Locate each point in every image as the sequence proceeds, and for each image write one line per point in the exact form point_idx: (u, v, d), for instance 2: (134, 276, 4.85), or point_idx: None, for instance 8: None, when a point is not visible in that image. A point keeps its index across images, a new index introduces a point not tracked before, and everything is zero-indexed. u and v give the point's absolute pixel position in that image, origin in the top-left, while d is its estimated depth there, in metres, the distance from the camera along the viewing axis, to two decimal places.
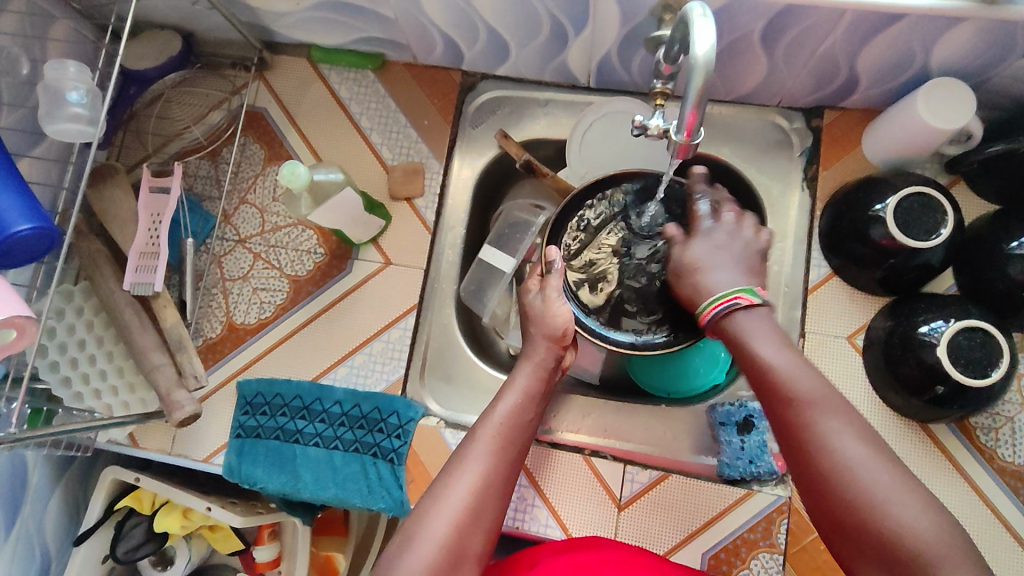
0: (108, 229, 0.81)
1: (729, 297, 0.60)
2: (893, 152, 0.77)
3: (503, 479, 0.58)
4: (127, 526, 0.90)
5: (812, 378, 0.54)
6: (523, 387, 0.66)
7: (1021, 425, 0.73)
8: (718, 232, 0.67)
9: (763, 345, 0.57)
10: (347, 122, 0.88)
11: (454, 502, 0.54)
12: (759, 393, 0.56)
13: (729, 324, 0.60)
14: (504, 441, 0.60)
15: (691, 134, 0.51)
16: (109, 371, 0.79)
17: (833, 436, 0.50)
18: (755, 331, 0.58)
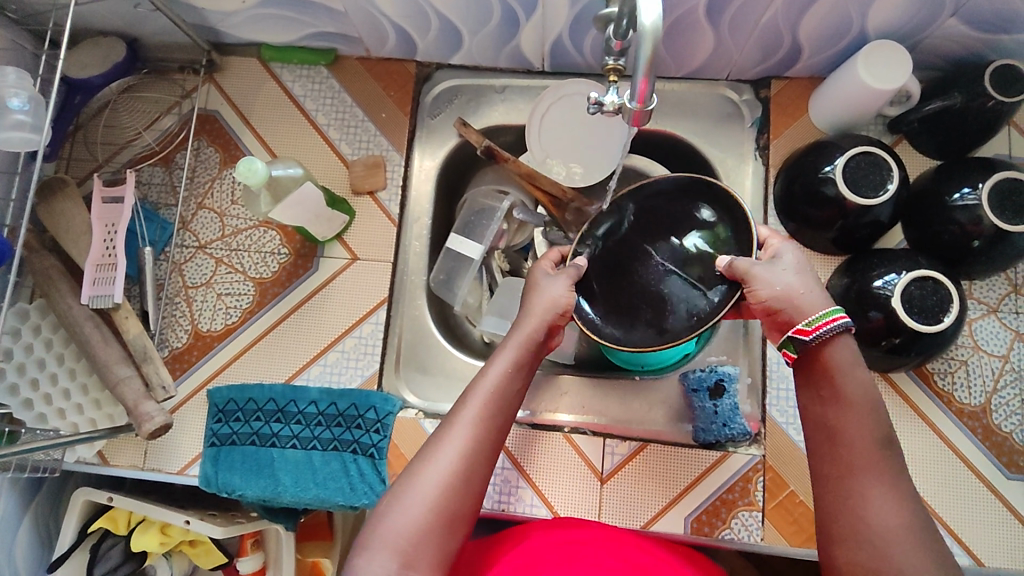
0: (61, 243, 0.79)
1: (830, 318, 0.55)
2: (838, 116, 0.80)
3: (491, 447, 0.56)
4: (104, 548, 0.88)
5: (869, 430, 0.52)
6: (520, 344, 0.61)
7: (974, 367, 0.77)
8: (784, 265, 0.59)
9: (858, 377, 0.54)
10: (302, 119, 0.87)
11: (439, 468, 0.54)
12: (824, 423, 0.54)
13: (826, 353, 0.55)
14: (495, 408, 0.57)
15: (645, 101, 0.53)
16: (73, 390, 0.77)
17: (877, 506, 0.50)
18: (847, 368, 0.55)
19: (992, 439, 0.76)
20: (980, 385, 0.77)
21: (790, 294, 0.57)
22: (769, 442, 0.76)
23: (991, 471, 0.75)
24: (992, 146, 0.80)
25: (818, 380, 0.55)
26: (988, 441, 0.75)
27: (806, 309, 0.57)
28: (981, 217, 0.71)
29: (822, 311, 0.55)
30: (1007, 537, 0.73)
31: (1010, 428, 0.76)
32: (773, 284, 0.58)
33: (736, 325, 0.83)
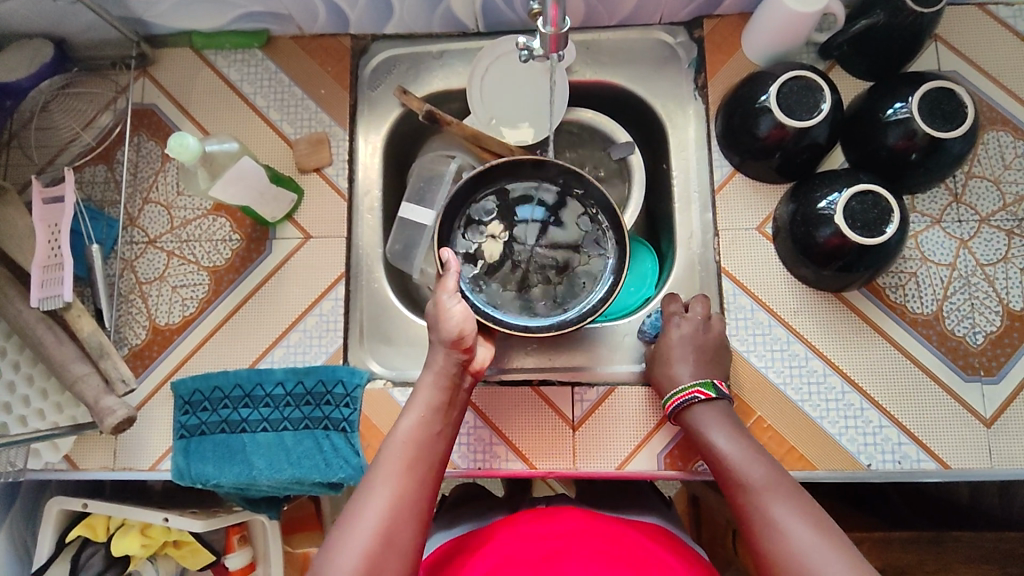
0: (4, 250, 0.77)
1: (687, 392, 0.70)
2: (770, 46, 0.81)
3: (416, 495, 0.58)
4: (85, 556, 0.88)
5: (755, 460, 0.61)
6: (428, 398, 0.64)
7: (924, 278, 0.79)
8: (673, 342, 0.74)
9: (721, 438, 0.65)
10: (241, 102, 0.86)
11: (367, 524, 0.55)
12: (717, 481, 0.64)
13: (690, 419, 0.69)
14: (411, 459, 0.60)
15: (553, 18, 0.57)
16: (33, 396, 0.76)
17: (774, 516, 0.56)
18: (705, 420, 0.68)
19: (948, 345, 0.77)
20: (931, 294, 0.78)
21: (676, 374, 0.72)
22: (735, 372, 0.78)
23: (949, 376, 0.76)
24: (920, 63, 0.82)
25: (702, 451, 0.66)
26: (944, 347, 0.77)
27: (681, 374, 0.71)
28: (914, 130, 0.73)
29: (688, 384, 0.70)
30: (969, 438, 0.75)
31: (963, 332, 0.77)
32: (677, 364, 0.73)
33: (692, 263, 0.84)
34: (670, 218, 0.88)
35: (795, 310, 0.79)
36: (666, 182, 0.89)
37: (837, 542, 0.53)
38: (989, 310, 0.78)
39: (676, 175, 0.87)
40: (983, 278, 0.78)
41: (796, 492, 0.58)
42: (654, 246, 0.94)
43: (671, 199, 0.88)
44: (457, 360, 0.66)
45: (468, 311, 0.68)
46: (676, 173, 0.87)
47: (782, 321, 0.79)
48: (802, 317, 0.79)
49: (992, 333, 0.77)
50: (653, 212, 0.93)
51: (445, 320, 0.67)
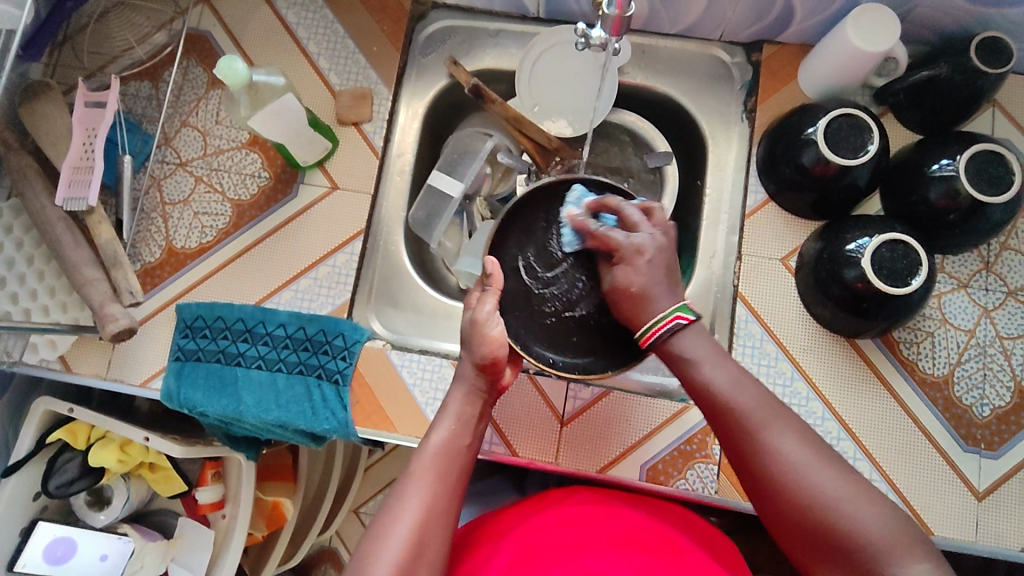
0: (40, 145, 0.78)
1: (669, 318, 0.61)
2: (825, 82, 0.80)
3: (446, 507, 0.60)
4: (60, 461, 0.89)
5: (745, 386, 0.60)
6: (458, 411, 0.65)
7: (940, 339, 0.78)
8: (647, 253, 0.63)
9: (710, 363, 0.60)
10: (293, 45, 0.86)
11: (401, 532, 0.57)
12: (698, 406, 0.62)
13: (670, 347, 0.62)
14: (440, 471, 0.61)
15: (621, 6, 0.63)
16: (40, 291, 0.78)
17: (779, 447, 0.56)
18: (693, 347, 0.61)
19: (952, 411, 0.76)
20: (944, 357, 0.77)
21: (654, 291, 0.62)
22: None
23: (948, 442, 0.75)
24: (974, 126, 0.81)
25: (678, 373, 0.62)
26: (948, 412, 0.76)
27: (655, 308, 0.61)
28: (958, 190, 0.72)
29: (665, 312, 0.61)
30: (958, 507, 0.74)
31: (970, 401, 0.76)
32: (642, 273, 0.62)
33: (709, 283, 0.84)
34: (695, 234, 0.87)
35: (805, 348, 0.78)
36: (698, 198, 0.88)
37: (842, 469, 0.56)
38: (1000, 384, 0.77)
39: (709, 193, 0.86)
40: (1001, 351, 0.77)
41: (796, 420, 0.58)
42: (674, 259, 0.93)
43: (700, 216, 0.87)
44: (486, 381, 0.65)
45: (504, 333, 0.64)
46: (710, 190, 0.87)
47: (790, 355, 0.78)
48: (811, 355, 0.78)
49: (1000, 408, 0.76)
50: (679, 226, 0.93)
51: (478, 340, 0.64)
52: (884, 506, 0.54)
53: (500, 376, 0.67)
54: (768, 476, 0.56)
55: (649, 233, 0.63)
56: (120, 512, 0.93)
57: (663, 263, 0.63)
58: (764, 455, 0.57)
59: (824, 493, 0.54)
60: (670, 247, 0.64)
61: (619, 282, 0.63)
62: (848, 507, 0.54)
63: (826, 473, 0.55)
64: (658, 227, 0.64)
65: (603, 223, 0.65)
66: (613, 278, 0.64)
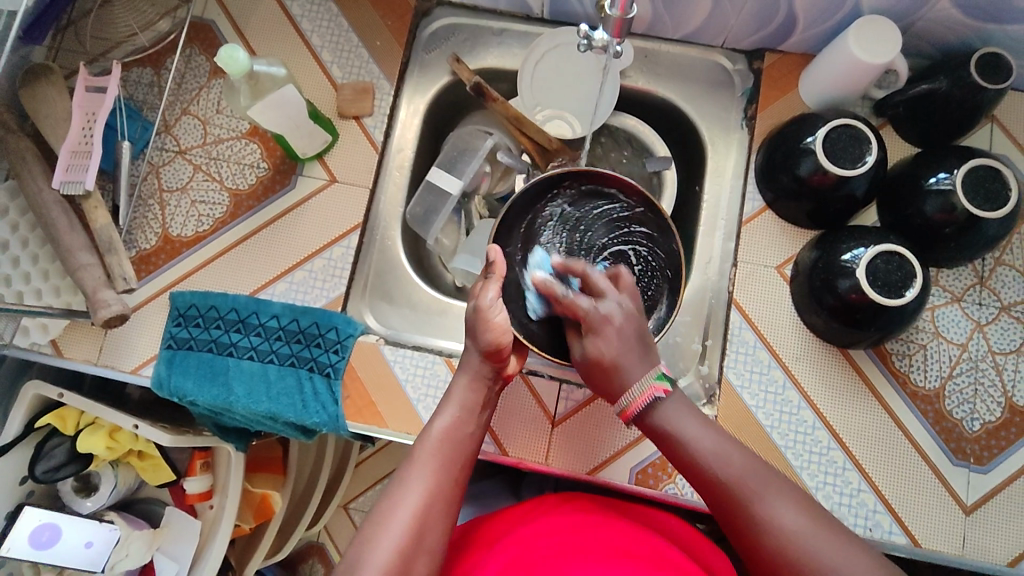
0: (39, 129, 0.78)
1: (647, 389, 0.61)
2: (826, 92, 0.80)
3: (445, 497, 0.60)
4: (48, 446, 0.88)
5: (732, 453, 0.59)
6: (462, 399, 0.66)
7: (932, 352, 0.78)
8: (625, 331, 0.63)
9: (693, 431, 0.60)
10: (297, 37, 0.86)
11: (400, 521, 0.56)
12: (689, 478, 0.61)
13: (651, 420, 0.62)
14: (443, 459, 0.61)
15: (623, 7, 0.63)
16: (34, 274, 0.77)
17: (772, 516, 0.55)
18: (675, 416, 0.61)
19: (942, 424, 0.76)
20: (936, 370, 0.78)
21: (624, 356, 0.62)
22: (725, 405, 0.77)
23: (938, 455, 0.75)
24: (973, 141, 0.82)
25: (665, 447, 0.62)
26: (938, 425, 0.76)
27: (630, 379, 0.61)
28: (954, 204, 0.72)
29: (640, 385, 0.61)
30: (945, 521, 0.74)
31: (961, 415, 0.76)
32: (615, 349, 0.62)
33: (704, 288, 0.84)
34: (692, 239, 0.87)
35: (797, 356, 0.78)
36: (696, 204, 0.89)
37: (839, 531, 0.54)
38: (991, 399, 0.77)
39: (707, 198, 0.86)
40: (992, 366, 0.77)
41: (789, 486, 0.57)
42: None
43: (697, 221, 0.87)
44: (492, 368, 0.66)
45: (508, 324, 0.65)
46: (708, 196, 0.87)
47: (783, 363, 0.78)
48: (802, 364, 0.78)
49: (990, 423, 0.76)
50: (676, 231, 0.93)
51: (483, 329, 0.65)
52: (890, 575, 0.52)
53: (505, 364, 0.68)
54: (763, 541, 0.55)
55: (617, 301, 0.64)
56: (106, 498, 0.93)
57: (633, 333, 0.63)
58: (756, 526, 0.55)
59: (822, 561, 0.52)
60: (638, 314, 0.64)
61: (590, 354, 0.63)
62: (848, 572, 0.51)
63: (821, 536, 0.53)
64: (625, 295, 0.65)
65: (573, 291, 0.66)
66: (583, 348, 0.64)
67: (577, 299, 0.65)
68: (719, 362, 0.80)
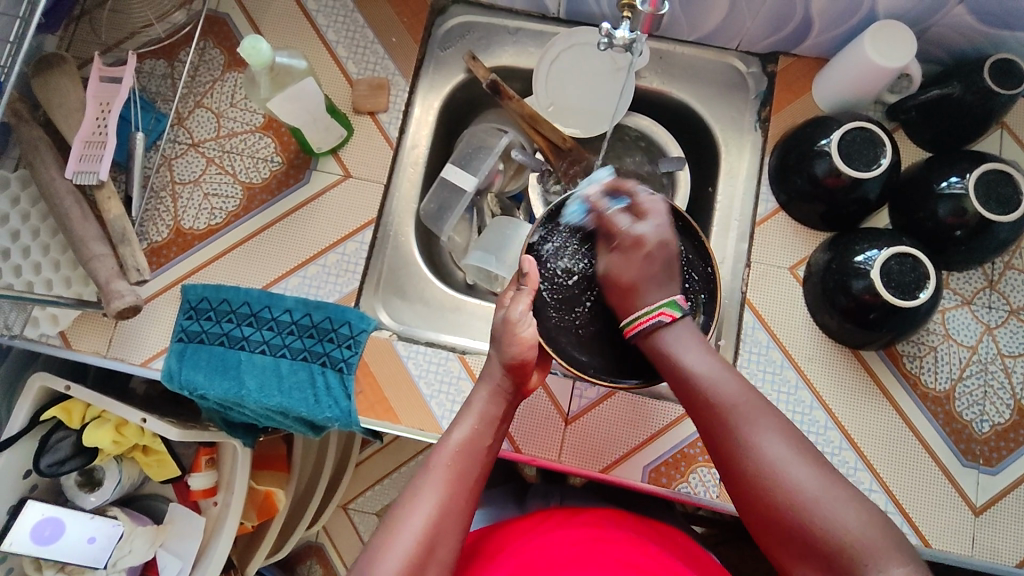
0: (51, 118, 0.78)
1: (654, 313, 0.63)
2: (841, 95, 0.81)
3: (461, 507, 0.59)
4: (53, 439, 0.87)
5: (726, 378, 0.60)
6: (482, 410, 0.65)
7: (942, 354, 0.79)
8: (651, 257, 0.65)
9: (690, 354, 0.61)
10: (312, 32, 0.86)
11: (411, 530, 0.56)
12: (683, 403, 0.62)
13: (650, 340, 0.63)
14: (459, 471, 0.61)
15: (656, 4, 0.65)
16: (44, 265, 0.77)
17: (760, 443, 0.56)
18: (676, 340, 0.62)
19: (952, 426, 0.77)
20: (946, 372, 0.78)
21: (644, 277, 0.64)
22: None
23: (948, 457, 0.76)
24: (983, 146, 0.83)
25: (662, 365, 0.62)
26: (948, 427, 0.77)
27: (648, 300, 0.64)
28: (966, 207, 0.73)
29: (648, 308, 0.63)
30: (954, 522, 0.74)
31: (970, 417, 0.77)
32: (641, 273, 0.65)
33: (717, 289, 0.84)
34: (704, 240, 0.88)
35: (809, 357, 0.79)
36: (709, 205, 0.89)
37: (822, 468, 0.55)
38: (999, 401, 0.77)
39: (720, 199, 0.87)
40: (1001, 368, 0.78)
41: (779, 416, 0.58)
42: None
43: (710, 222, 0.88)
44: (513, 380, 0.66)
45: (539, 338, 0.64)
46: (720, 197, 0.87)
47: (795, 363, 0.79)
48: (815, 365, 0.79)
49: (999, 425, 0.77)
50: None
51: (510, 340, 0.65)
52: (869, 511, 0.53)
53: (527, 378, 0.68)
54: (750, 466, 0.56)
55: (653, 226, 0.67)
56: (111, 494, 0.92)
57: (662, 260, 0.65)
58: (743, 452, 0.56)
59: (806, 489, 0.53)
60: (674, 243, 0.67)
61: (612, 272, 0.67)
62: (825, 505, 0.52)
63: (804, 468, 0.54)
64: (662, 219, 0.68)
65: (615, 209, 0.70)
66: (607, 263, 0.68)
67: (616, 218, 0.69)
68: (732, 362, 0.81)
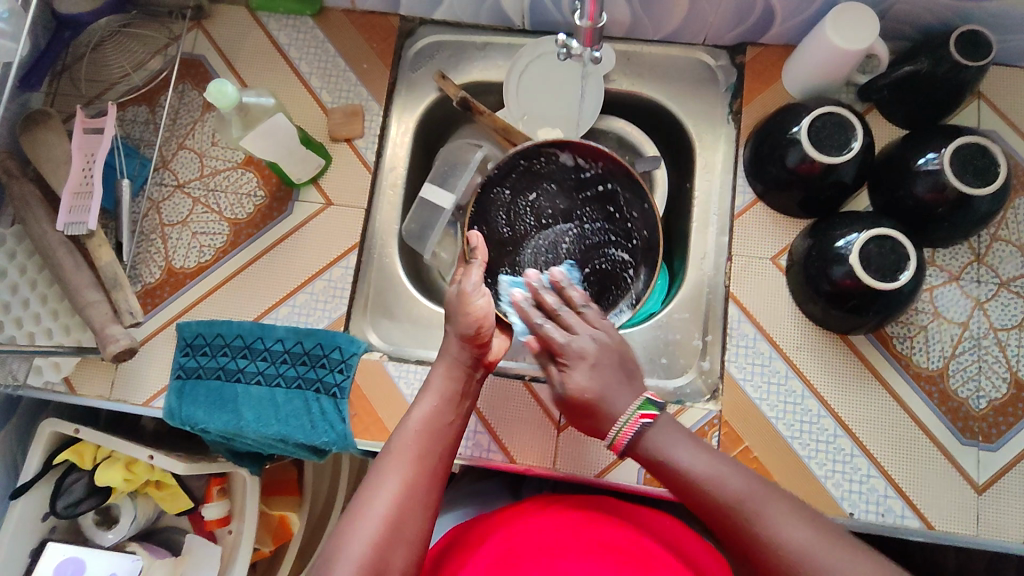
0: (41, 173, 0.80)
1: (632, 420, 0.60)
2: (810, 81, 0.81)
3: (425, 486, 0.60)
4: (67, 481, 0.90)
5: (727, 471, 0.58)
6: (441, 388, 0.66)
7: (933, 333, 0.78)
8: (600, 346, 0.64)
9: (684, 455, 0.60)
10: (286, 66, 0.88)
11: (374, 513, 0.57)
12: (687, 501, 0.60)
13: (641, 447, 0.61)
14: (420, 450, 0.62)
15: (593, 19, 0.64)
16: (43, 315, 0.79)
17: (772, 530, 0.54)
18: (665, 441, 0.61)
19: (949, 405, 0.76)
20: (939, 351, 0.77)
21: (606, 388, 0.62)
22: (727, 398, 0.78)
23: (947, 436, 0.75)
24: (960, 119, 0.82)
25: (658, 470, 0.61)
26: (944, 406, 0.76)
27: (616, 406, 0.61)
28: (944, 183, 0.72)
29: (626, 416, 0.61)
30: (958, 502, 0.73)
31: (966, 394, 0.76)
32: (587, 375, 0.62)
33: (702, 285, 0.84)
34: (686, 236, 0.88)
35: (798, 346, 0.79)
36: (689, 201, 0.89)
37: (840, 541, 0.54)
38: (996, 376, 0.76)
39: (698, 195, 0.87)
40: (995, 343, 0.77)
41: (786, 495, 0.57)
42: (668, 263, 0.94)
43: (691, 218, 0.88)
44: (472, 354, 0.67)
45: (490, 307, 0.68)
46: (699, 192, 0.87)
47: (783, 353, 0.78)
48: (804, 353, 0.78)
49: (997, 400, 0.76)
50: (671, 230, 0.94)
51: (464, 312, 0.67)
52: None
53: (486, 351, 0.69)
54: (769, 553, 0.54)
55: (589, 335, 0.65)
56: (127, 531, 0.95)
57: (611, 364, 0.63)
58: (761, 547, 0.55)
59: (831, 572, 0.52)
60: (616, 343, 0.66)
61: (568, 390, 0.63)
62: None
63: (831, 554, 0.53)
64: (598, 329, 0.67)
65: (546, 321, 0.67)
66: (562, 382, 0.63)
67: (548, 330, 0.66)
68: (720, 357, 0.81)
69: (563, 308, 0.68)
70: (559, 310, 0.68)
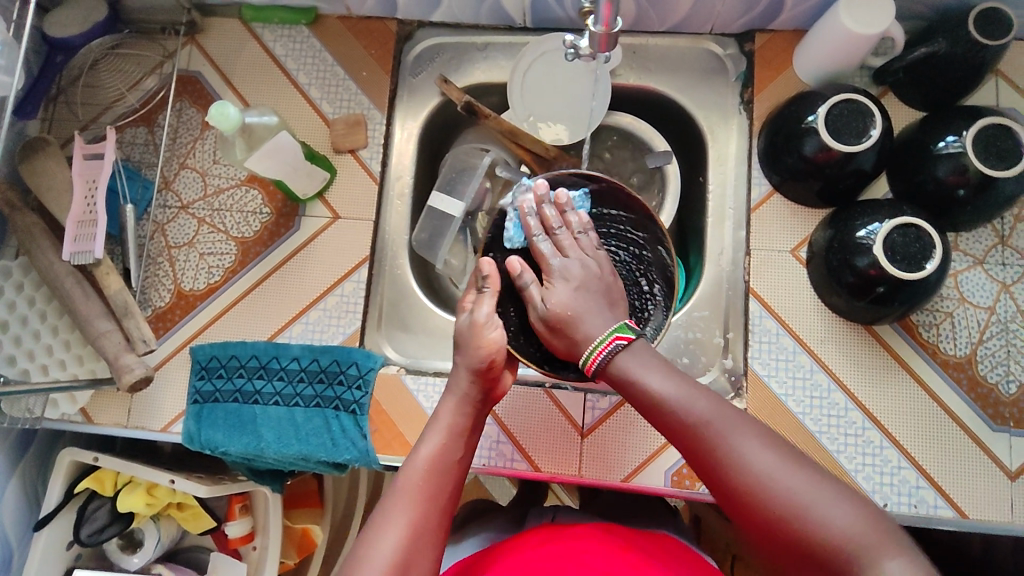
0: (43, 202, 0.79)
1: (607, 340, 0.59)
2: (823, 67, 0.79)
3: (432, 526, 0.58)
4: (90, 509, 0.89)
5: (697, 394, 0.55)
6: (449, 422, 0.64)
7: (959, 319, 0.76)
8: (585, 266, 0.64)
9: (657, 380, 0.56)
10: (284, 78, 0.86)
11: (382, 557, 0.55)
12: (657, 427, 0.57)
13: (614, 368, 0.59)
14: (427, 490, 0.60)
15: (609, 24, 0.62)
16: (56, 346, 0.78)
17: (741, 454, 0.52)
18: (639, 364, 0.58)
19: (978, 391, 0.75)
20: (966, 337, 0.76)
21: (578, 304, 0.61)
22: (753, 395, 0.76)
23: (978, 423, 0.74)
24: (979, 97, 0.80)
25: (625, 390, 0.59)
26: (974, 393, 0.74)
27: (587, 326, 0.60)
28: (967, 165, 0.70)
29: (596, 341, 0.59)
30: (992, 489, 0.72)
31: (996, 379, 0.75)
32: (562, 294, 0.62)
33: (720, 281, 0.83)
34: (701, 231, 0.86)
35: (822, 339, 0.77)
36: (703, 195, 0.87)
37: (800, 466, 0.51)
38: None
39: (712, 188, 0.85)
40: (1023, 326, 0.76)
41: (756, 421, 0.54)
42: (683, 258, 0.92)
43: (705, 212, 0.86)
44: (481, 388, 0.66)
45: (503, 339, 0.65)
46: (713, 186, 0.86)
47: (808, 347, 0.77)
48: (828, 346, 0.77)
49: None
50: (685, 225, 0.92)
51: (477, 345, 0.64)
52: (860, 508, 0.49)
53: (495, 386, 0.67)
54: (731, 478, 0.51)
55: (579, 258, 0.64)
56: (154, 552, 0.94)
57: (596, 288, 0.63)
58: (730, 475, 0.52)
59: (797, 495, 0.49)
60: (604, 271, 0.64)
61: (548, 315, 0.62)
62: (819, 510, 0.48)
63: (791, 475, 0.50)
64: (587, 252, 0.65)
65: (542, 239, 0.66)
66: (544, 305, 0.62)
67: (530, 285, 0.64)
68: (744, 354, 0.79)
69: (544, 234, 0.67)
70: (551, 233, 0.66)
